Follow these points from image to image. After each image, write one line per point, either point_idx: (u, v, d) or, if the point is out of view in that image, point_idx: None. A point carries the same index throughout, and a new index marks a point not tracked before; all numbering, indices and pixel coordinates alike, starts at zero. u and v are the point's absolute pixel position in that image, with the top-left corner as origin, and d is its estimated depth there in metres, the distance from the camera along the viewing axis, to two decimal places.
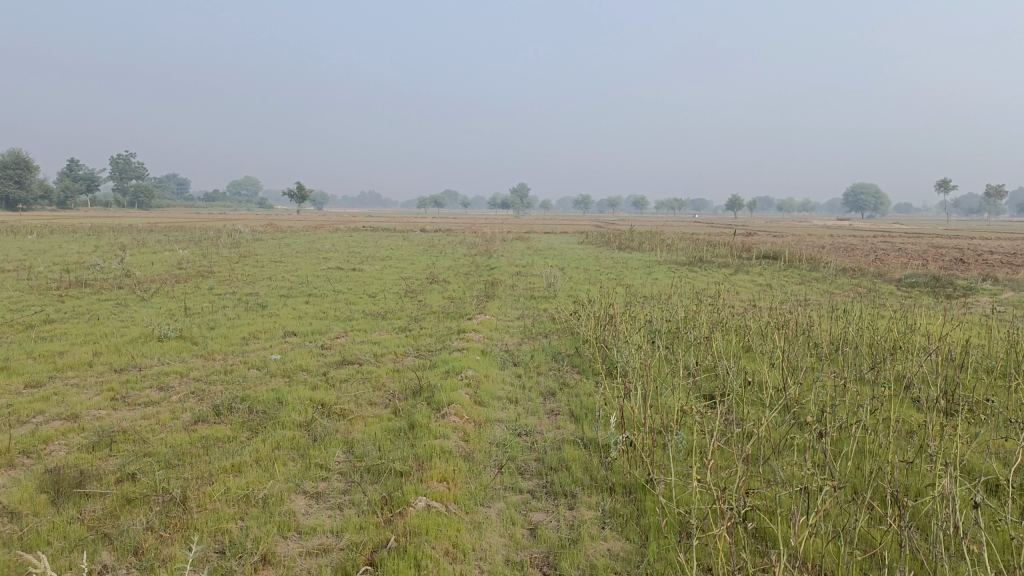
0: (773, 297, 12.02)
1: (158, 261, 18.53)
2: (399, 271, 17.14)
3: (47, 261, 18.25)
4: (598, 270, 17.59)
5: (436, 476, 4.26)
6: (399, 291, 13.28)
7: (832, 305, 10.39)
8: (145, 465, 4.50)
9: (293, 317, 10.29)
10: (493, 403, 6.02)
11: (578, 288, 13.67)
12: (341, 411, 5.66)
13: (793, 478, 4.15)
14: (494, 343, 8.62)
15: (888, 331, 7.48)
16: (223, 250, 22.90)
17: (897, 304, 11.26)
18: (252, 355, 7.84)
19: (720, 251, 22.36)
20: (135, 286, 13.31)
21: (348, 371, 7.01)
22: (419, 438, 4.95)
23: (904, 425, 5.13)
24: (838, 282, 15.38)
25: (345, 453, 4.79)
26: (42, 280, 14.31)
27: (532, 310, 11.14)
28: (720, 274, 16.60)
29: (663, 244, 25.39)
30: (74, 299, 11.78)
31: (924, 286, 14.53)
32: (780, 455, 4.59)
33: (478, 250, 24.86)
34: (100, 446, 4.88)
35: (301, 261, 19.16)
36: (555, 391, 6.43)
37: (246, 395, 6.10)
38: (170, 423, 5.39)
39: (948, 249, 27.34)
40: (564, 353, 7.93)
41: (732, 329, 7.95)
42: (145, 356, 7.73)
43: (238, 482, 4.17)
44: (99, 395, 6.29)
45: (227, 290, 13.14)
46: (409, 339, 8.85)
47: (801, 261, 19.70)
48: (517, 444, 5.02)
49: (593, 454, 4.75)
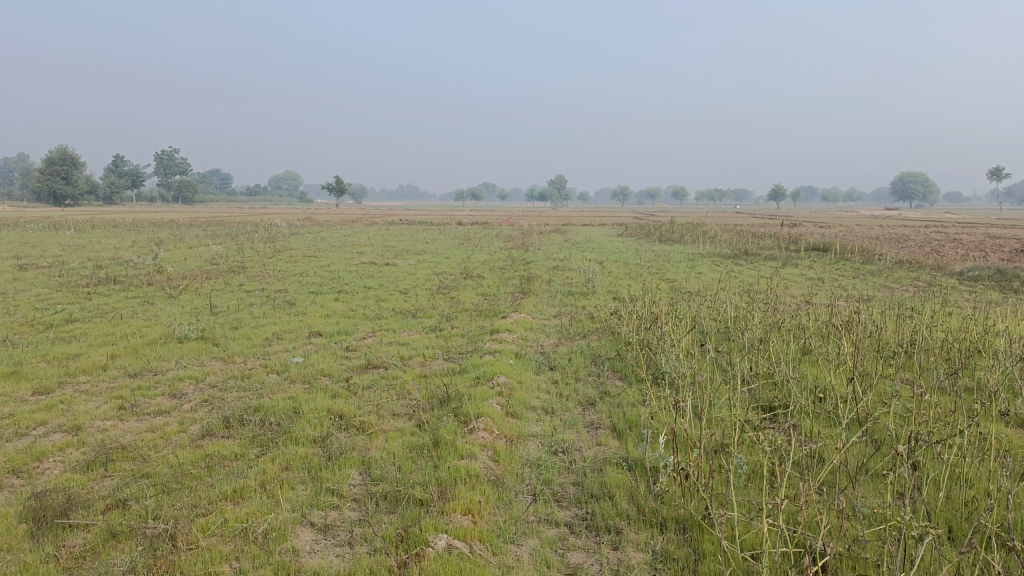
0: (827, 295, 11.27)
1: (192, 256, 18.32)
2: (433, 265, 16.69)
3: (83, 256, 18.23)
4: (639, 263, 16.93)
5: (460, 507, 3.72)
6: (432, 288, 12.81)
7: (895, 302, 9.62)
8: (140, 489, 4.06)
9: (320, 316, 9.86)
10: (527, 415, 5.49)
11: (618, 283, 13.05)
12: (360, 424, 5.17)
13: (880, 518, 3.55)
14: (529, 344, 8.07)
15: (966, 336, 6.74)
16: (257, 244, 22.61)
17: (965, 302, 10.44)
18: (273, 357, 7.41)
19: (766, 243, 21.48)
20: (164, 283, 13.01)
21: (372, 377, 6.53)
22: (442, 458, 4.44)
23: (998, 447, 4.47)
24: (895, 276, 14.50)
25: (362, 474, 4.30)
26: (75, 277, 14.16)
27: (570, 307, 10.55)
28: (768, 268, 15.79)
29: (706, 236, 24.59)
30: (102, 297, 11.55)
31: (989, 280, 13.63)
32: (858, 486, 3.97)
33: (515, 243, 24.32)
34: (95, 465, 4.47)
35: (335, 256, 18.82)
36: (595, 401, 5.86)
37: (261, 404, 5.64)
38: (175, 438, 4.96)
39: (1010, 240, 25.97)
40: (604, 356, 7.34)
41: (788, 329, 7.32)
42: (163, 359, 7.34)
43: (238, 512, 3.70)
44: (108, 402, 5.89)
45: (256, 286, 12.80)
46: (440, 339, 8.35)
47: (853, 253, 18.81)
48: (553, 464, 4.48)
49: (640, 479, 4.19)
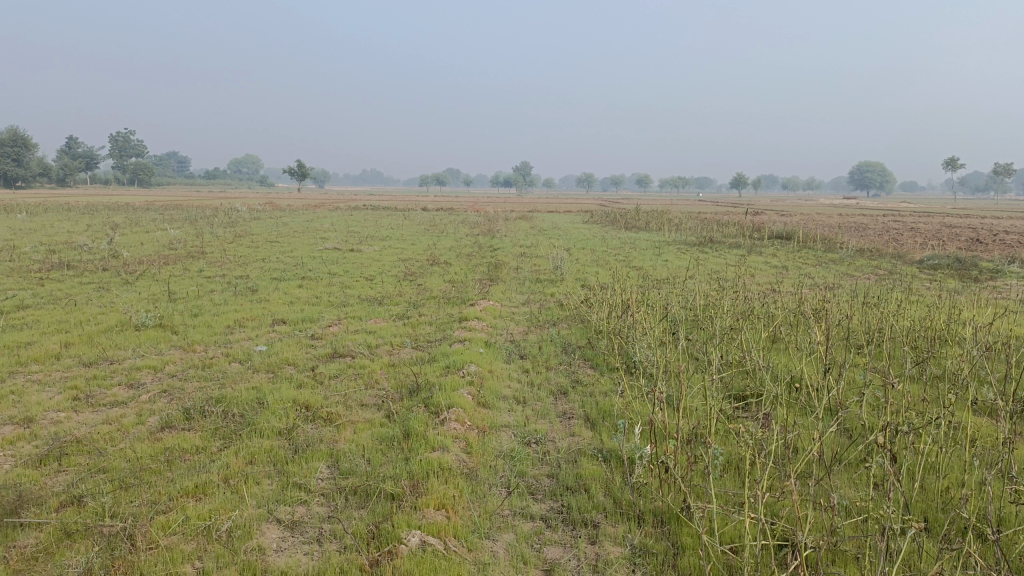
0: (793, 283, 11.35)
1: (150, 241, 17.85)
2: (399, 252, 16.49)
3: (35, 240, 17.66)
4: (606, 251, 16.93)
5: (433, 502, 3.61)
6: (398, 274, 12.63)
7: (860, 291, 9.72)
8: (96, 485, 3.88)
9: (284, 303, 9.65)
10: (499, 405, 5.39)
11: (586, 270, 13.02)
12: (328, 415, 5.02)
13: (858, 510, 3.54)
14: (499, 332, 7.97)
15: (932, 325, 6.80)
16: (217, 229, 22.14)
17: (927, 290, 10.60)
18: (235, 346, 7.20)
19: (730, 231, 21.64)
20: (121, 269, 12.63)
21: (338, 366, 6.37)
22: (414, 450, 4.32)
23: (969, 435, 4.51)
24: (858, 264, 14.72)
25: (330, 467, 4.17)
26: (26, 261, 13.67)
27: (538, 295, 10.46)
28: (733, 256, 15.88)
29: (671, 223, 24.73)
30: (55, 282, 11.16)
31: (948, 269, 13.89)
32: (834, 478, 3.94)
33: (481, 229, 24.17)
34: (48, 459, 4.26)
35: (297, 242, 18.49)
36: (567, 390, 5.79)
37: (223, 394, 5.45)
38: (133, 431, 4.77)
39: (966, 230, 26.57)
40: (574, 345, 7.28)
41: (758, 318, 7.32)
42: (119, 347, 7.07)
43: (200, 509, 3.54)
44: (61, 393, 5.65)
45: (217, 272, 12.48)
46: (407, 327, 8.20)
47: (815, 241, 19.04)
48: (527, 455, 4.39)
49: (616, 470, 4.12)
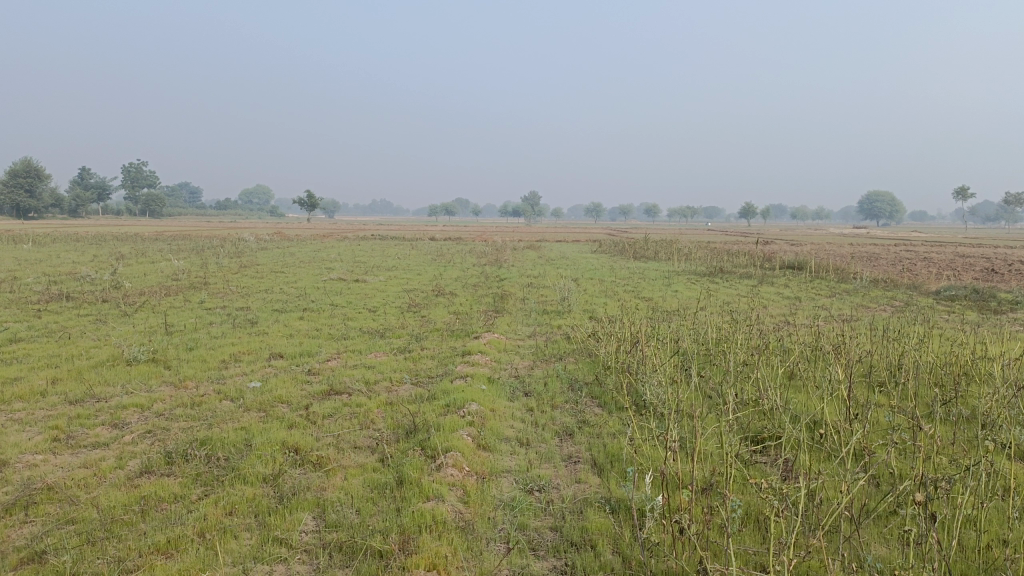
0: (807, 315, 11.02)
1: (154, 272, 17.67)
2: (404, 282, 16.25)
3: (38, 271, 17.55)
4: (614, 281, 16.63)
5: (424, 562, 3.30)
6: (402, 306, 12.38)
7: (877, 323, 9.36)
8: (62, 538, 3.59)
9: (283, 336, 9.37)
10: (501, 447, 5.08)
11: (594, 301, 12.71)
12: (318, 459, 4.72)
13: (892, 571, 3.22)
14: (502, 367, 7.66)
15: (957, 361, 6.46)
16: (222, 259, 21.97)
17: (946, 323, 10.24)
18: (228, 382, 6.92)
19: (741, 261, 21.32)
20: (120, 300, 12.40)
21: (333, 404, 6.07)
22: (406, 499, 4.02)
23: (1007, 483, 4.18)
24: (872, 295, 14.37)
25: (316, 519, 3.87)
26: (27, 292, 13.49)
27: (545, 327, 10.16)
28: (744, 287, 15.57)
29: (680, 253, 24.45)
30: (51, 314, 10.94)
31: (965, 300, 13.52)
32: (863, 540, 3.60)
33: (488, 259, 23.97)
34: (15, 509, 3.97)
35: (302, 272, 18.29)
36: (573, 431, 5.47)
37: (209, 436, 5.15)
38: (111, 476, 4.48)
39: (980, 259, 26.17)
40: (581, 381, 6.97)
41: (774, 352, 6.99)
42: (108, 384, 6.80)
43: (169, 569, 3.24)
44: (41, 434, 5.36)
45: (218, 304, 12.25)
46: (408, 362, 7.91)
47: (828, 271, 18.69)
48: (529, 505, 4.08)
49: (624, 523, 3.80)
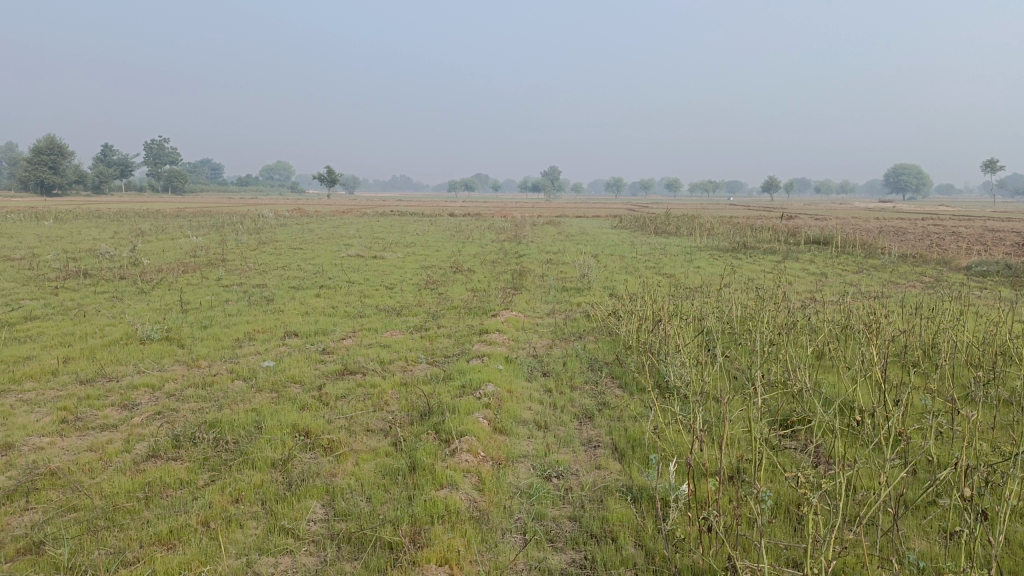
0: (835, 292, 10.71)
1: (172, 249, 17.61)
2: (422, 259, 16.07)
3: (59, 248, 17.57)
4: (635, 257, 16.36)
5: (435, 556, 3.14)
6: (419, 283, 12.20)
7: (908, 300, 9.03)
8: (62, 526, 3.46)
9: (299, 314, 9.24)
10: (518, 430, 4.90)
11: (615, 278, 12.45)
12: (328, 442, 4.58)
13: (936, 570, 3.01)
14: (520, 347, 7.47)
15: (995, 342, 6.17)
16: (241, 236, 21.87)
17: (980, 300, 9.88)
18: (241, 361, 6.79)
19: (765, 236, 20.88)
20: (137, 278, 12.33)
21: (347, 385, 5.92)
22: (419, 487, 3.86)
23: None
24: (901, 271, 13.98)
25: (324, 507, 3.71)
26: (45, 270, 13.48)
27: (564, 305, 9.94)
28: (768, 263, 15.22)
29: (703, 228, 24.05)
30: (68, 292, 10.89)
31: (998, 276, 13.10)
32: (904, 537, 3.38)
33: (508, 235, 23.68)
34: (16, 495, 3.86)
35: (320, 248, 18.16)
36: (593, 413, 5.29)
37: (219, 418, 5.02)
38: (117, 460, 4.36)
39: (1011, 234, 25.46)
40: (601, 361, 6.76)
41: (802, 331, 6.73)
42: (120, 363, 6.70)
43: (170, 562, 3.10)
44: (49, 415, 5.26)
45: (234, 281, 12.15)
46: (425, 340, 7.74)
47: (855, 247, 18.25)
48: (547, 493, 3.90)
49: (647, 514, 3.61)
